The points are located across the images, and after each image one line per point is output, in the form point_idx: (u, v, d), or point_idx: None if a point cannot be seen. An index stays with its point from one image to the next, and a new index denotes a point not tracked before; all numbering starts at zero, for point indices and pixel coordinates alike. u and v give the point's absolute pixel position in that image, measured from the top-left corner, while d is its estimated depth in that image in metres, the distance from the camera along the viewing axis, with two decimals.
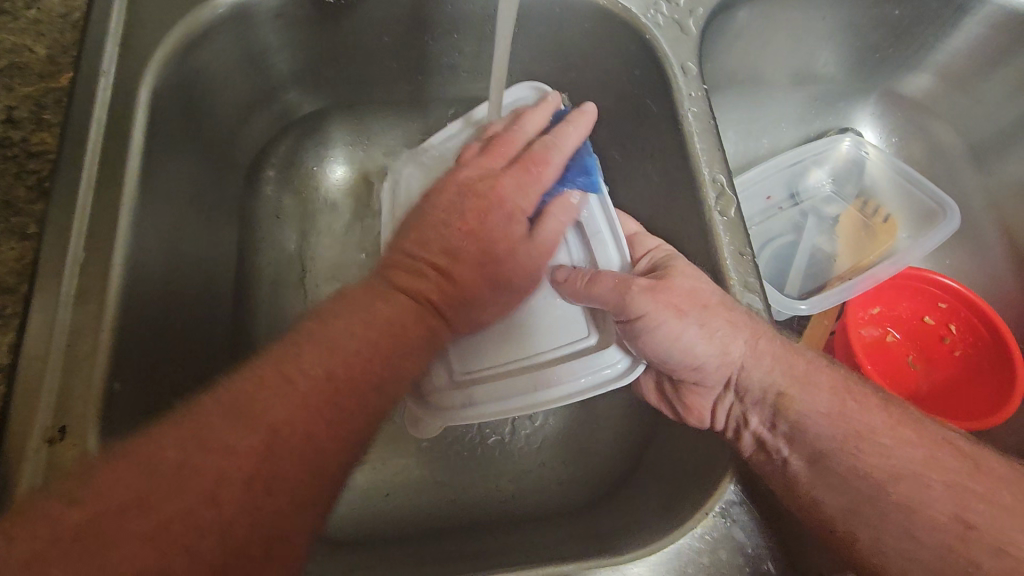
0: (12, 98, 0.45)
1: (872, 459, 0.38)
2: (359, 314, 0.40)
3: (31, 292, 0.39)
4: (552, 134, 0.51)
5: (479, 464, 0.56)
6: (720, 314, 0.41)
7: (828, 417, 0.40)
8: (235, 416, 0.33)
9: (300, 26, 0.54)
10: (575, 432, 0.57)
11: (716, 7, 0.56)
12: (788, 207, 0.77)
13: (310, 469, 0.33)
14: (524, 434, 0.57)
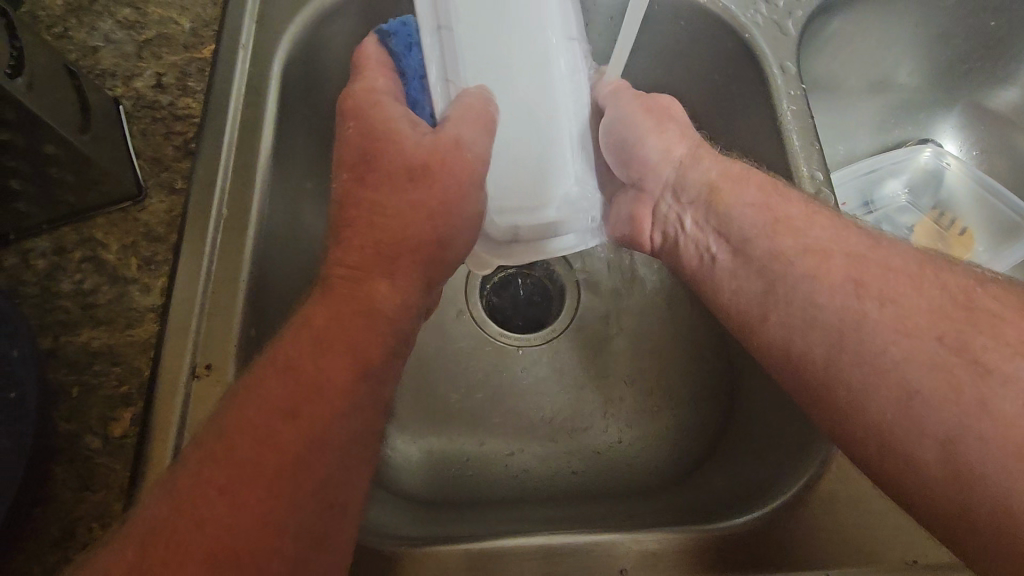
0: (160, 66, 0.49)
1: (791, 268, 0.40)
2: (348, 337, 0.39)
3: (180, 241, 0.43)
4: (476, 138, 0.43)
5: (557, 440, 0.58)
6: (675, 128, 0.52)
7: (755, 234, 0.43)
8: (227, 509, 0.32)
9: None
10: (646, 418, 0.59)
11: (813, 12, 0.58)
12: (862, 215, 0.77)
13: (332, 511, 0.35)
14: (595, 416, 0.59)
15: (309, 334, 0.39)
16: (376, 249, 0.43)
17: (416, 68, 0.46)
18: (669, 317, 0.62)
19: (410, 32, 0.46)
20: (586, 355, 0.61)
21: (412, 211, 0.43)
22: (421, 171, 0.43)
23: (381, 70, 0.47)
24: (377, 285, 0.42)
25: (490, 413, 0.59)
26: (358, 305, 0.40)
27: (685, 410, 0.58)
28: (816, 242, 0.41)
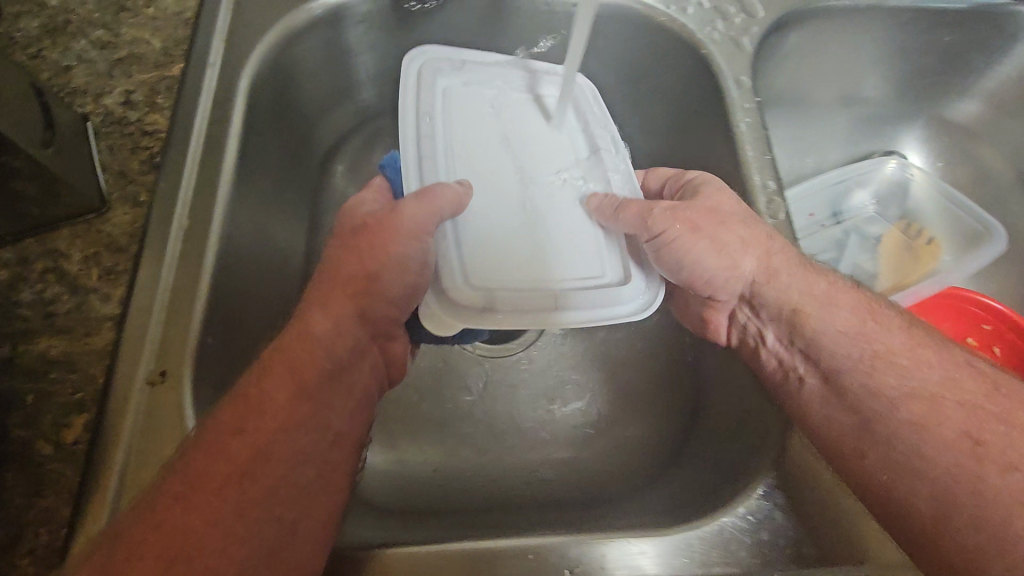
0: (130, 83, 0.50)
1: (894, 410, 0.40)
2: (295, 359, 0.41)
3: (142, 251, 0.44)
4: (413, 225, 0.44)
5: (526, 448, 0.59)
6: (734, 233, 0.47)
7: (852, 365, 0.42)
8: (178, 518, 0.34)
9: (382, 32, 0.59)
10: (613, 425, 0.60)
11: (769, 28, 0.60)
12: (831, 225, 0.78)
13: (284, 523, 0.37)
14: (563, 424, 0.60)
15: (260, 366, 0.41)
16: (324, 295, 0.44)
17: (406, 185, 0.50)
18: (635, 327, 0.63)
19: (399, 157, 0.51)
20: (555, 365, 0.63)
21: (357, 256, 0.44)
22: (364, 231, 0.45)
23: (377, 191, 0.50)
24: (318, 315, 0.43)
25: (461, 422, 0.60)
26: (298, 341, 0.42)
27: (652, 416, 0.59)
28: (922, 384, 0.40)
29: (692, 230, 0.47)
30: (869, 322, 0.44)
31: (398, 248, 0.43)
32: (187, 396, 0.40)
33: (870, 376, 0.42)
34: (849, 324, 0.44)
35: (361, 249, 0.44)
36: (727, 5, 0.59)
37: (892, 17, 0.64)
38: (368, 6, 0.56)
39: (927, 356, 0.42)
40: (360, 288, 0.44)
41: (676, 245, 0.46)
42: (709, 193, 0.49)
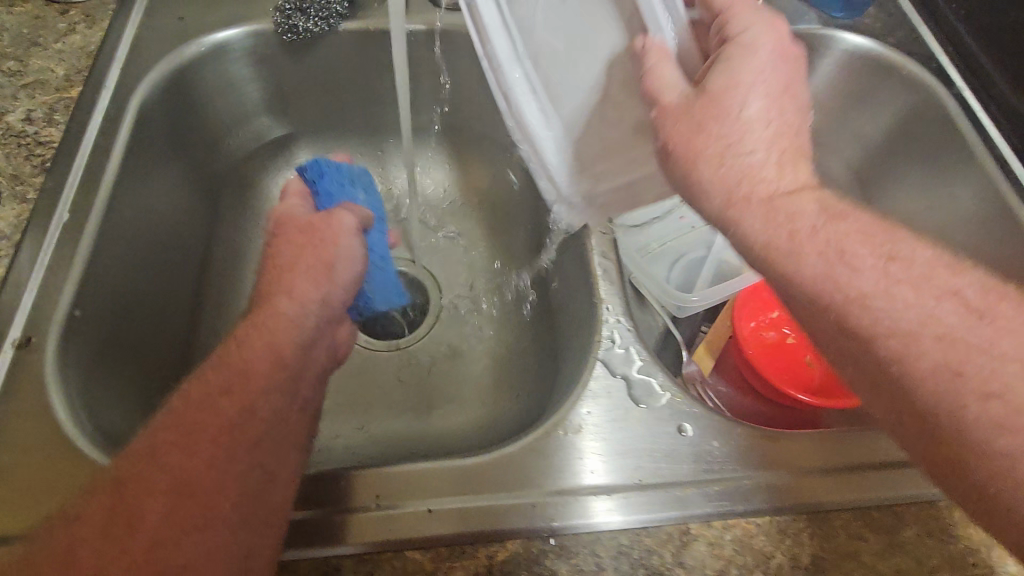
0: (32, 104, 0.58)
1: (871, 345, 0.36)
2: (264, 332, 0.44)
3: (22, 239, 0.50)
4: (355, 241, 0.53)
5: (409, 424, 0.67)
6: (744, 141, 0.39)
7: (823, 302, 0.38)
8: (174, 467, 0.38)
9: (265, 61, 0.68)
10: (485, 402, 0.69)
11: None
12: (700, 227, 0.87)
13: (268, 476, 0.40)
14: (443, 405, 0.69)
15: (232, 343, 0.44)
16: (275, 281, 0.48)
17: (326, 187, 0.57)
18: (506, 319, 0.74)
19: (319, 163, 0.57)
20: (438, 354, 0.73)
21: (314, 245, 0.50)
22: (310, 227, 0.52)
23: (298, 194, 0.57)
24: (284, 294, 0.47)
25: (347, 406, 0.69)
26: (257, 321, 0.45)
27: (518, 393, 0.68)
28: (897, 324, 0.36)
29: (680, 133, 0.40)
30: (838, 265, 0.37)
31: (344, 247, 0.52)
32: (52, 357, 0.46)
33: (835, 317, 0.38)
34: (814, 273, 0.38)
35: (299, 237, 0.51)
36: None
37: None
38: (251, 40, 0.66)
39: (906, 295, 0.36)
40: (324, 267, 0.50)
41: (676, 143, 0.41)
42: (735, 81, 0.39)
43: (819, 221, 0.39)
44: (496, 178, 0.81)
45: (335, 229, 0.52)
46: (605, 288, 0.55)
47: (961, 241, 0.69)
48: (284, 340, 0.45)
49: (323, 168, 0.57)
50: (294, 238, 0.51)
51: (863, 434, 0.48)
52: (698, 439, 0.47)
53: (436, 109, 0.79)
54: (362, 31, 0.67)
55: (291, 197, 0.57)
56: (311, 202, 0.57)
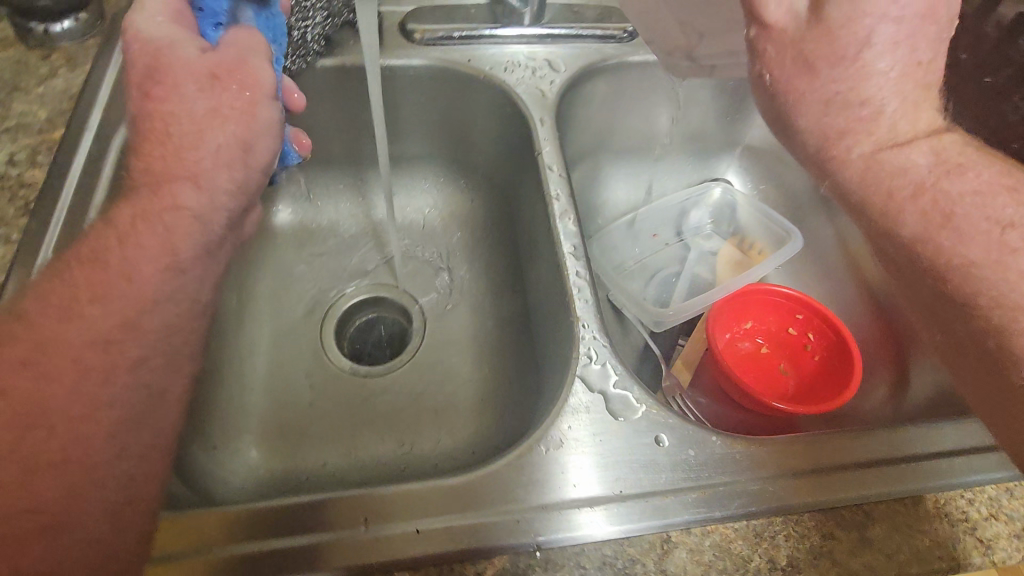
0: (14, 147, 0.59)
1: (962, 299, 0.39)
2: (150, 256, 0.45)
3: (7, 280, 0.51)
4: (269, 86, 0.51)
5: (397, 448, 0.68)
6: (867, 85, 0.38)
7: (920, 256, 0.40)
8: (49, 419, 0.40)
9: None
10: (471, 423, 0.70)
11: (572, 78, 0.75)
12: (675, 243, 0.90)
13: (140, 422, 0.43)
14: (430, 428, 0.70)
15: (132, 213, 0.46)
16: (171, 146, 0.47)
17: (258, 43, 0.53)
18: (489, 340, 0.76)
19: (270, 17, 0.52)
20: (423, 377, 0.74)
21: (218, 122, 0.48)
22: (211, 81, 0.48)
23: (192, 16, 0.50)
24: (185, 180, 0.47)
25: (333, 433, 0.69)
26: (162, 191, 0.47)
27: (503, 412, 0.69)
28: (991, 302, 0.38)
29: (786, 68, 0.40)
30: (941, 228, 0.39)
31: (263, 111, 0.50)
32: None
33: (929, 274, 0.40)
34: (911, 231, 0.40)
35: (199, 93, 0.47)
36: (537, 63, 0.75)
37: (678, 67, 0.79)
38: None
39: (1020, 265, 0.37)
40: (241, 152, 0.50)
41: (777, 79, 0.40)
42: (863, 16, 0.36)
43: (928, 178, 0.40)
44: (475, 202, 0.84)
45: (244, 97, 0.49)
46: (580, 305, 0.56)
47: None
48: (194, 230, 0.48)
49: (275, 25, 0.53)
50: (195, 60, 0.47)
51: (835, 435, 0.50)
52: (674, 449, 0.49)
53: (414, 137, 0.81)
54: (339, 67, 0.72)
55: (166, 9, 0.48)
56: (194, 30, 0.50)
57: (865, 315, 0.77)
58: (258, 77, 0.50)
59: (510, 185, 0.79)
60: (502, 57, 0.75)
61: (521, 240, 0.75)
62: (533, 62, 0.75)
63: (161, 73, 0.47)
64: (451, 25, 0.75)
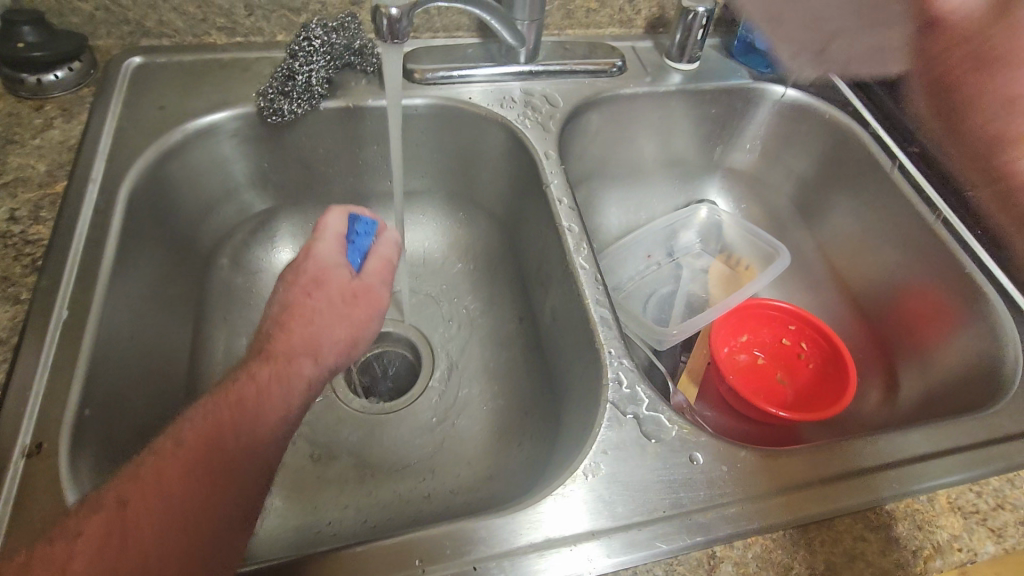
0: (14, 202, 0.58)
1: None
2: (277, 359, 0.52)
3: (21, 341, 0.49)
4: (384, 283, 0.62)
5: (420, 484, 0.68)
6: None
7: None
8: (148, 488, 0.42)
9: (250, 141, 0.71)
10: (491, 452, 0.71)
11: (569, 112, 0.78)
12: (667, 263, 0.94)
13: (212, 505, 0.43)
14: (451, 462, 0.70)
15: (247, 380, 0.50)
16: (301, 337, 0.54)
17: (360, 248, 0.63)
18: (501, 370, 0.77)
19: (368, 224, 0.64)
20: (438, 410, 0.75)
21: (340, 323, 0.57)
22: (352, 298, 0.58)
23: (336, 235, 0.62)
24: (308, 361, 0.54)
25: (353, 475, 0.68)
26: (278, 367, 0.52)
27: (524, 441, 0.70)
28: None
29: None
30: None
31: (374, 319, 0.60)
32: (63, 462, 0.44)
33: None
34: None
35: (343, 305, 0.58)
36: (534, 98, 0.78)
37: (664, 97, 0.84)
38: (237, 122, 0.69)
39: None
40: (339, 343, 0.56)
41: None
42: None
43: None
44: (476, 235, 0.86)
45: (369, 309, 0.59)
46: (603, 331, 0.59)
47: (895, 261, 0.78)
48: (293, 394, 0.51)
49: (369, 230, 0.64)
50: (343, 281, 0.59)
51: (852, 443, 0.53)
52: (709, 466, 0.51)
53: (414, 173, 0.83)
54: (343, 108, 0.73)
55: (328, 237, 0.61)
56: (342, 255, 0.62)
57: (851, 323, 0.82)
58: (379, 301, 0.60)
59: (512, 217, 0.81)
60: (500, 94, 0.78)
61: (528, 270, 0.77)
62: (530, 97, 0.78)
63: (319, 286, 0.58)
64: (450, 63, 0.77)
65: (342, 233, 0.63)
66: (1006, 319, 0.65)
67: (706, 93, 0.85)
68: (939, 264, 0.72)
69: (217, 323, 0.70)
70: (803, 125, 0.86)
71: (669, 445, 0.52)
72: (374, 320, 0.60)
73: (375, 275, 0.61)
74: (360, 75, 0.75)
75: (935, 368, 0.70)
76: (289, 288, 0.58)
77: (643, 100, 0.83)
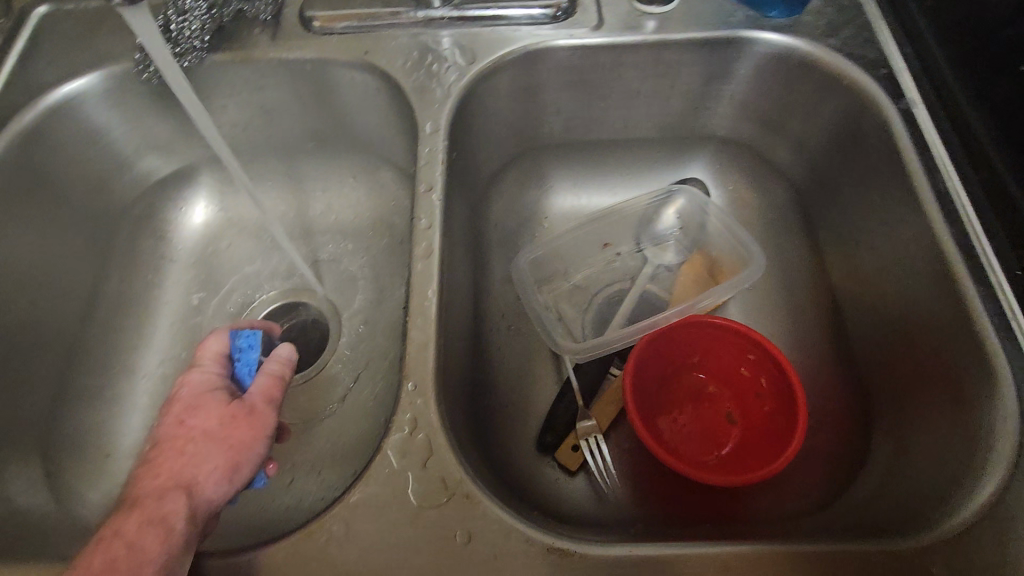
0: None
1: None
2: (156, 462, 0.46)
3: None
4: (271, 398, 0.52)
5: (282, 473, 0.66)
6: None
7: None
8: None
9: (137, 95, 0.69)
10: (361, 450, 0.67)
11: (481, 70, 0.64)
12: (630, 254, 0.78)
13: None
14: (315, 455, 0.67)
15: (134, 511, 0.42)
16: (171, 476, 0.45)
17: (247, 365, 0.56)
18: (395, 359, 0.72)
19: (251, 336, 0.56)
20: (324, 392, 0.71)
21: (220, 448, 0.47)
22: (230, 420, 0.48)
23: (216, 358, 0.55)
24: (179, 496, 0.43)
25: None
26: (146, 510, 0.42)
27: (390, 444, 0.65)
28: None
29: None
30: None
31: (261, 441, 0.49)
32: None
33: None
34: None
35: (219, 427, 0.48)
36: (436, 51, 0.65)
37: (619, 50, 0.66)
38: (115, 75, 0.66)
39: None
40: (226, 458, 0.46)
41: None
42: None
43: None
44: (399, 205, 0.79)
45: (254, 430, 0.49)
46: (413, 356, 0.48)
47: (897, 293, 0.57)
48: (176, 535, 0.41)
49: (254, 342, 0.56)
50: (217, 409, 0.49)
51: (673, 553, 0.41)
52: (469, 556, 0.41)
53: (334, 135, 0.76)
54: (229, 60, 0.67)
55: (207, 362, 0.55)
56: (225, 379, 0.54)
57: (827, 357, 0.64)
58: (267, 419, 0.50)
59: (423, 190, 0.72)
60: (410, 46, 0.66)
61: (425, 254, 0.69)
62: (440, 49, 0.66)
63: (191, 413, 0.49)
64: (354, 11, 0.68)
65: (225, 354, 0.56)
66: (1006, 402, 0.45)
67: (675, 45, 0.65)
68: (946, 311, 0.51)
69: (111, 278, 0.72)
70: (805, 87, 0.65)
71: (438, 514, 0.42)
72: (261, 442, 0.49)
73: (260, 393, 0.52)
74: (256, 23, 0.68)
75: (913, 453, 0.51)
76: (163, 423, 0.50)
77: (587, 53, 0.66)
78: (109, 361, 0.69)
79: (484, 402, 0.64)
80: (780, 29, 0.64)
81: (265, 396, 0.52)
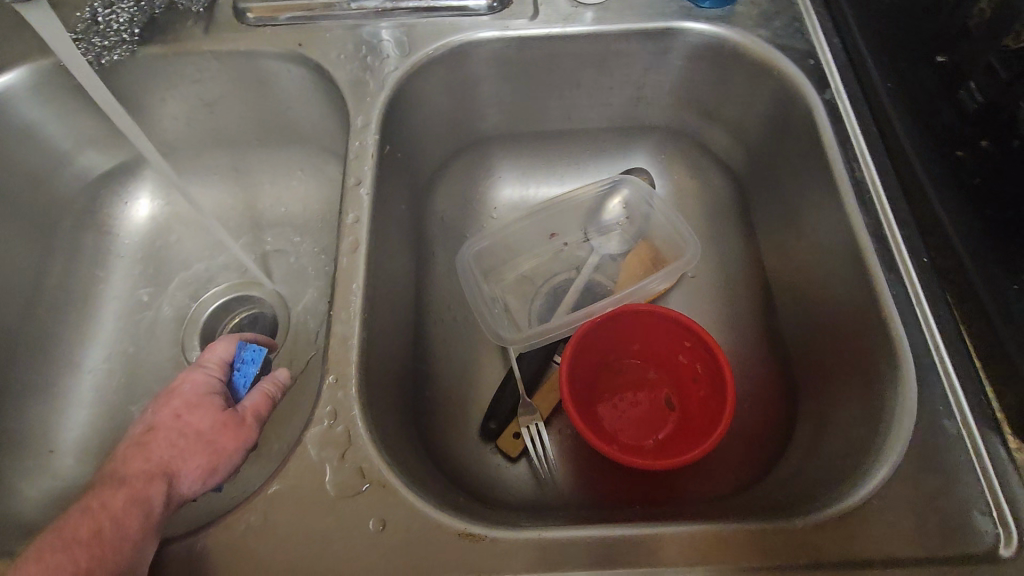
0: None
1: None
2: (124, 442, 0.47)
3: None
4: (262, 413, 0.51)
5: None
6: None
7: None
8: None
9: (73, 92, 0.68)
10: None
11: (416, 63, 0.64)
12: (577, 245, 0.78)
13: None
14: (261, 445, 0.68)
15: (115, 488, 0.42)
16: (159, 460, 0.45)
17: (245, 377, 0.56)
18: None
19: (257, 351, 0.57)
20: None
21: (207, 446, 0.47)
22: (222, 423, 0.48)
23: (219, 363, 0.55)
24: (162, 483, 0.43)
25: None
26: (133, 489, 0.42)
27: None
28: None
29: None
30: None
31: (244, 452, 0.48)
32: None
33: None
34: None
35: (211, 427, 0.48)
36: (372, 43, 0.65)
37: (553, 41, 0.66)
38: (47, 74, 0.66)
39: None
40: (212, 448, 0.47)
41: None
42: None
43: None
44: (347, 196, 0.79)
45: (240, 440, 0.48)
46: (337, 349, 0.49)
47: (820, 279, 0.58)
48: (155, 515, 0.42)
49: (258, 357, 0.57)
50: (213, 411, 0.49)
51: (576, 535, 0.42)
52: (384, 540, 0.42)
53: (276, 127, 0.76)
54: (164, 53, 0.66)
55: (209, 365, 0.55)
56: (224, 385, 0.54)
57: (759, 343, 0.66)
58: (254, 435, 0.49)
59: None
60: (346, 38, 0.66)
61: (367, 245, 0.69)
62: (375, 42, 0.66)
63: (190, 408, 0.49)
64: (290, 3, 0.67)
65: (228, 360, 0.56)
66: (908, 387, 0.47)
67: (607, 35, 0.66)
68: (862, 296, 0.52)
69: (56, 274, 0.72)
70: (739, 78, 0.66)
71: (355, 500, 0.43)
72: (241, 452, 0.48)
73: (252, 405, 0.51)
74: (189, 15, 0.67)
75: (831, 434, 0.53)
76: (157, 413, 0.49)
77: (524, 45, 0.66)
78: (54, 357, 0.70)
79: (425, 392, 0.65)
80: (709, 20, 0.64)
81: (258, 411, 0.51)
